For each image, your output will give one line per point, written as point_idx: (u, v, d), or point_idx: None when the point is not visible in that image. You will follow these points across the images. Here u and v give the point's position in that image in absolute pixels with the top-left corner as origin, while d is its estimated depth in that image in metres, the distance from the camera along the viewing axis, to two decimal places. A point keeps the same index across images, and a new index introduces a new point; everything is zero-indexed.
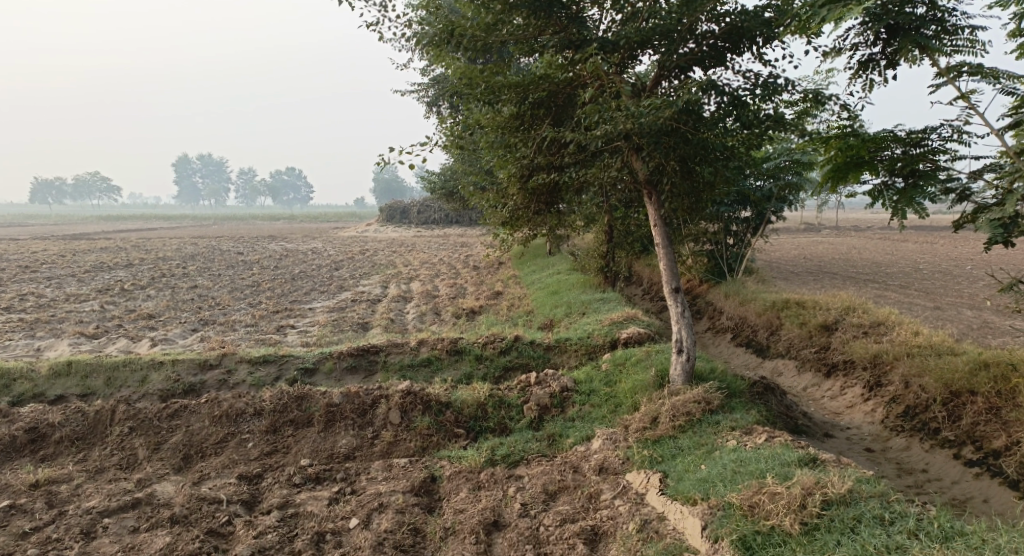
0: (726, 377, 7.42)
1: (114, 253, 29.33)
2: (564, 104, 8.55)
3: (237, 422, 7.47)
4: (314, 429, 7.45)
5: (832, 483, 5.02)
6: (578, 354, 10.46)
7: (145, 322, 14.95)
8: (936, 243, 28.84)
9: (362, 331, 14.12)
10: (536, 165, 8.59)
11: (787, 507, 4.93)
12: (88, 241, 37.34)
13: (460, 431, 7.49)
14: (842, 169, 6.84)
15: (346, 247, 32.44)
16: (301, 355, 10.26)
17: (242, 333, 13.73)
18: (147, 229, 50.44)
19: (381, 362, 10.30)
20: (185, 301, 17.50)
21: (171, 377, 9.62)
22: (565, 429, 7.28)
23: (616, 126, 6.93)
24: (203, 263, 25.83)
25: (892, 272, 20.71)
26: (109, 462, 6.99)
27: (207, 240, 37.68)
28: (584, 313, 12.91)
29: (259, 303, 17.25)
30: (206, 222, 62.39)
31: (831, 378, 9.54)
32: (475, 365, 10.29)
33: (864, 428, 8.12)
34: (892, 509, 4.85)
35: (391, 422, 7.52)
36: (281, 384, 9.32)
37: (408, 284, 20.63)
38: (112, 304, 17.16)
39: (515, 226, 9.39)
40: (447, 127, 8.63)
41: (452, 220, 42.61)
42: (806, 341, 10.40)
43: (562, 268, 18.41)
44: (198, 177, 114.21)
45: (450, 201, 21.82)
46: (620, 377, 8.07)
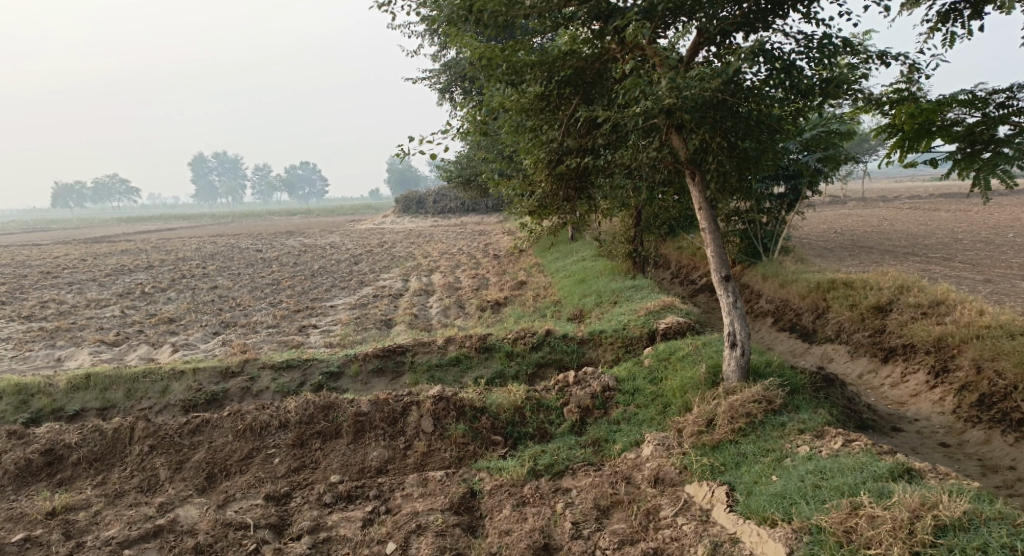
0: (783, 371, 6.88)
1: (132, 255, 29.06)
2: (593, 80, 7.99)
3: (261, 436, 6.99)
4: (342, 442, 6.98)
5: (944, 504, 4.49)
6: (614, 347, 9.94)
7: (164, 326, 14.56)
8: (969, 211, 27.95)
9: (386, 329, 13.66)
10: (566, 149, 8.10)
11: (894, 532, 4.43)
12: (107, 243, 37.26)
13: (497, 439, 7.00)
14: (913, 131, 6.22)
15: (365, 240, 32.02)
16: (325, 358, 9.80)
17: (264, 335, 13.30)
18: (166, 229, 50.44)
19: (408, 363, 9.84)
20: (205, 303, 17.13)
21: (192, 386, 9.18)
22: (611, 434, 6.79)
23: (659, 102, 6.25)
24: (222, 262, 25.46)
25: (932, 243, 19.95)
26: (129, 485, 6.51)
27: (225, 238, 37.40)
28: (616, 302, 12.36)
29: (280, 302, 16.84)
30: (224, 220, 62.35)
31: (889, 363, 9.15)
32: (506, 363, 9.81)
33: (935, 420, 7.79)
34: (1021, 536, 4.32)
35: (424, 431, 7.04)
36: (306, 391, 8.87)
37: (429, 276, 20.16)
38: (131, 309, 16.81)
39: (544, 214, 8.85)
40: (472, 111, 8.04)
41: (470, 208, 42.10)
42: (858, 324, 10.01)
43: (587, 254, 17.85)
44: (214, 174, 114.49)
45: (468, 188, 21.28)
46: (665, 374, 7.55)
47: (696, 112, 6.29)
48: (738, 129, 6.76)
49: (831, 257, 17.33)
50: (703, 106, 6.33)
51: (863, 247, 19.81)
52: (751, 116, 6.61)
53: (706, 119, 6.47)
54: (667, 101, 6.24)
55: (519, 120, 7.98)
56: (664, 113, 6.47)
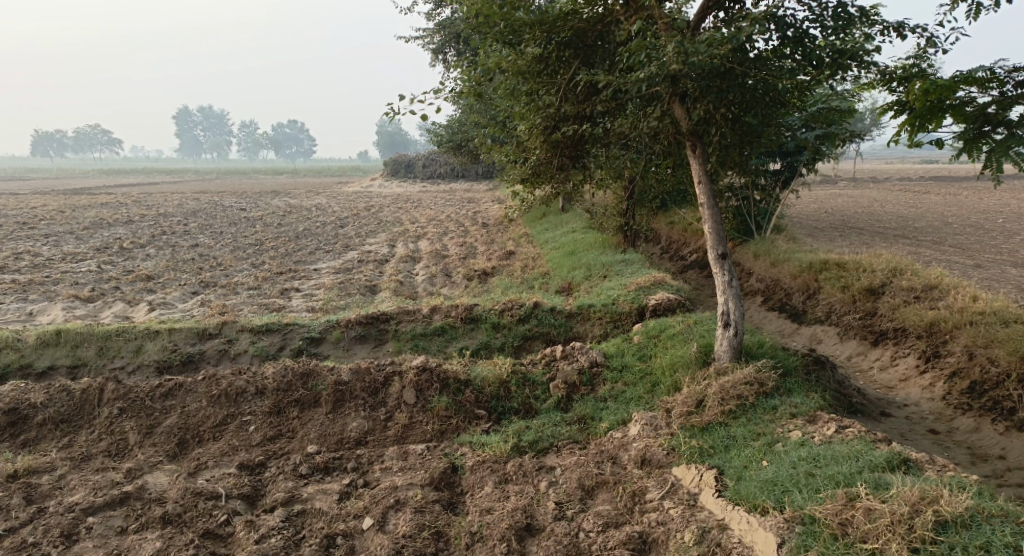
0: (776, 354, 6.73)
1: (114, 210, 28.48)
2: (594, 44, 7.70)
3: (237, 402, 6.76)
4: (321, 411, 6.77)
5: (945, 500, 4.35)
6: (602, 322, 9.75)
7: (142, 284, 14.21)
8: (959, 196, 27.91)
9: (370, 295, 13.41)
10: (562, 115, 7.82)
11: (890, 526, 4.30)
12: (88, 196, 36.55)
13: (481, 413, 6.81)
14: (926, 108, 6.02)
15: (352, 203, 31.58)
16: (306, 323, 9.56)
17: (245, 297, 13.02)
18: (150, 185, 49.67)
19: (392, 331, 9.61)
20: (186, 261, 16.77)
21: (167, 348, 8.91)
22: (598, 412, 6.63)
23: (664, 67, 6.06)
24: (205, 220, 25.00)
25: (922, 226, 19.84)
26: (96, 448, 6.28)
27: (209, 196, 36.73)
28: (605, 276, 12.17)
29: (262, 263, 16.52)
30: (209, 177, 61.46)
31: (878, 347, 9.03)
32: (492, 334, 9.60)
33: (924, 406, 7.67)
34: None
35: (405, 402, 6.84)
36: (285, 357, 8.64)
37: (415, 242, 19.87)
38: (109, 264, 16.42)
39: (537, 183, 8.58)
40: (467, 71, 7.66)
41: (459, 174, 41.65)
42: (849, 306, 9.87)
43: (577, 226, 17.61)
44: (200, 130, 112.77)
45: (458, 154, 20.91)
46: (654, 352, 7.38)
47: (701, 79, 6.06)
48: (743, 100, 6.54)
49: (821, 238, 17.20)
50: (709, 74, 6.10)
51: (853, 228, 19.71)
52: (757, 86, 6.40)
53: (712, 88, 6.23)
54: (672, 66, 6.00)
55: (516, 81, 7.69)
56: (669, 79, 6.24)
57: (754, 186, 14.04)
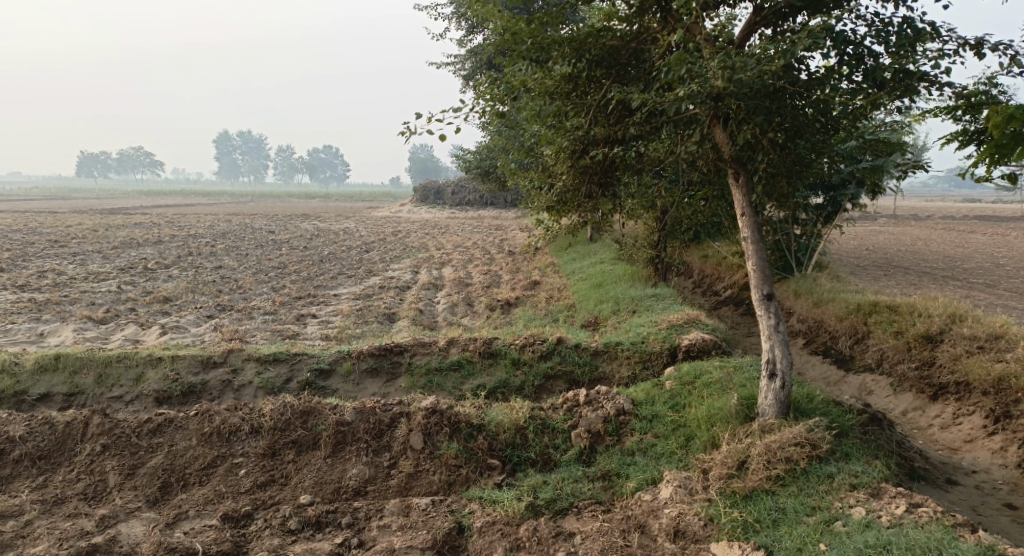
0: (827, 410, 6.06)
1: (144, 229, 28.44)
2: (629, 62, 7.14)
3: (229, 442, 6.21)
4: (319, 455, 6.18)
5: None
6: (630, 362, 9.07)
7: (157, 305, 13.83)
8: (1006, 237, 26.83)
9: (388, 324, 12.86)
10: (592, 138, 7.24)
11: None
12: (122, 215, 36.77)
13: (494, 463, 6.18)
14: (1007, 137, 5.32)
15: (380, 228, 31.29)
16: (315, 354, 9.02)
17: (259, 322, 12.55)
18: (183, 206, 50.08)
19: (405, 365, 9.02)
20: (206, 283, 16.40)
21: (168, 377, 8.41)
22: (624, 468, 5.98)
23: (707, 86, 5.49)
24: (232, 241, 24.81)
25: (970, 267, 18.90)
26: (71, 490, 5.77)
27: (240, 218, 36.76)
28: (635, 312, 11.50)
29: (282, 287, 16.09)
30: (242, 200, 61.95)
31: (937, 402, 8.43)
32: (511, 372, 8.97)
33: (995, 474, 7.13)
34: None
35: (412, 448, 6.23)
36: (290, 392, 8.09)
37: (440, 270, 19.37)
38: (128, 284, 16.11)
39: (562, 211, 7.95)
40: (490, 89, 7.09)
41: (488, 202, 41.38)
42: (903, 353, 9.15)
43: (606, 257, 16.98)
44: (238, 153, 114.52)
45: (486, 181, 20.45)
46: (689, 400, 6.70)
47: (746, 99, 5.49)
48: (794, 124, 5.93)
49: (864, 276, 16.40)
50: (756, 93, 5.54)
51: (898, 267, 18.85)
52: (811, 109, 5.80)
53: (760, 110, 5.64)
54: (715, 84, 5.44)
55: (543, 100, 7.14)
56: (712, 100, 5.67)
57: (794, 221, 13.29)
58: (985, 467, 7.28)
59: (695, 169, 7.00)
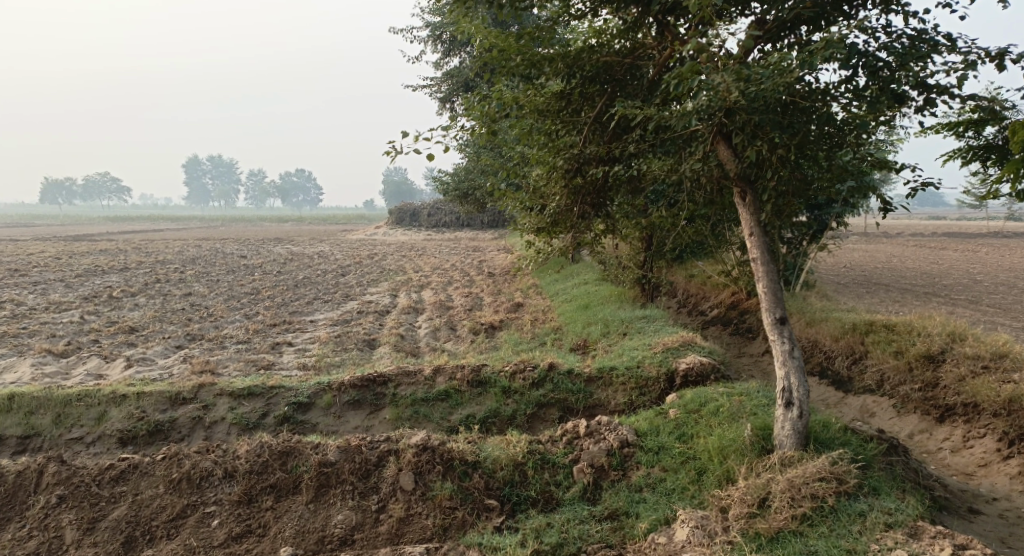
0: (847, 439, 5.71)
1: (109, 256, 27.52)
2: (624, 78, 6.80)
3: (200, 488, 5.72)
4: (301, 499, 5.71)
5: None
6: (626, 388, 8.67)
7: (123, 336, 13.21)
8: (978, 252, 27.02)
9: (368, 350, 12.35)
10: (587, 157, 6.91)
11: None
12: (87, 243, 35.73)
13: (492, 504, 5.73)
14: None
15: (354, 251, 30.68)
16: (293, 387, 8.53)
17: (232, 352, 11.99)
18: (151, 231, 48.91)
19: (389, 396, 8.57)
20: (174, 312, 15.74)
21: (133, 415, 7.89)
22: (633, 507, 5.59)
23: (717, 100, 5.14)
24: (201, 267, 24.06)
25: (950, 283, 18.83)
26: (22, 551, 5.35)
27: (210, 243, 35.88)
28: (626, 334, 11.13)
29: (255, 315, 15.49)
30: (212, 224, 60.89)
31: (945, 424, 8.12)
32: (502, 401, 8.57)
33: (1016, 501, 6.83)
34: None
35: (402, 488, 5.77)
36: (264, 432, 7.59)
37: (419, 293, 18.87)
38: (92, 314, 15.42)
39: (554, 232, 7.50)
40: (480, 104, 6.65)
41: (464, 224, 40.97)
42: (904, 374, 8.83)
43: (589, 278, 16.63)
44: (207, 177, 113.08)
45: (464, 202, 20.03)
46: (696, 429, 6.29)
47: (757, 112, 5.16)
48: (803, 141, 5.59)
49: (849, 293, 16.21)
50: (768, 108, 5.20)
51: (878, 284, 18.76)
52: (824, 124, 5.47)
53: (774, 124, 5.28)
54: (727, 95, 5.09)
55: (536, 117, 6.78)
56: (722, 113, 5.34)
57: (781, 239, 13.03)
58: (1005, 494, 6.98)
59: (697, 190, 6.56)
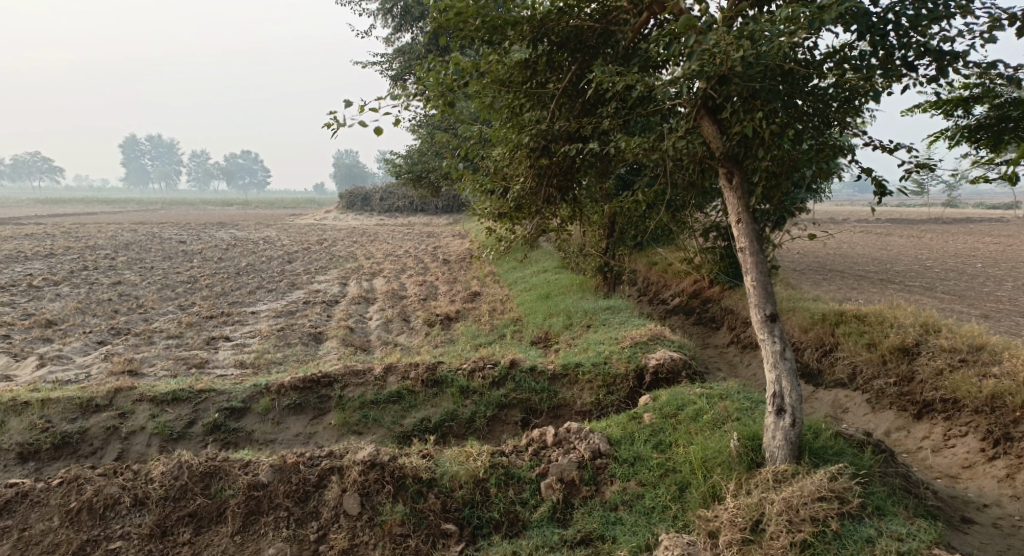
0: (841, 449, 5.10)
1: (39, 242, 25.96)
2: (598, 44, 6.08)
3: (104, 519, 5.17)
4: (226, 530, 5.11)
5: None
6: (592, 387, 8.06)
7: (40, 331, 12.14)
8: (927, 237, 27.20)
9: (314, 344, 11.54)
10: (556, 133, 6.25)
11: None
12: (20, 227, 33.90)
13: (449, 529, 5.08)
14: None
15: (303, 236, 29.51)
16: (225, 390, 7.82)
17: (161, 348, 11.03)
18: (88, 214, 46.77)
19: (335, 399, 7.91)
20: (102, 302, 14.65)
21: (36, 426, 7.21)
22: (609, 529, 4.96)
23: (712, 67, 4.46)
24: (137, 253, 22.76)
25: (905, 270, 18.63)
26: None
27: (151, 227, 34.27)
28: (589, 326, 10.54)
29: (191, 305, 14.49)
30: (153, 207, 58.54)
31: (923, 421, 7.59)
32: (459, 403, 7.96)
33: (1009, 507, 6.34)
34: None
35: (345, 513, 5.12)
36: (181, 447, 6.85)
37: (370, 281, 18.00)
38: (9, 305, 14.24)
39: (517, 218, 6.89)
40: (434, 71, 5.90)
41: (418, 208, 39.94)
42: (877, 368, 8.25)
43: (548, 267, 16.03)
44: (149, 160, 109.22)
45: (417, 186, 19.18)
46: (675, 436, 5.61)
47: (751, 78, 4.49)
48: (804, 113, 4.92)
49: (809, 281, 15.84)
50: (770, 73, 4.55)
51: (838, 270, 18.46)
52: (829, 94, 4.81)
53: (774, 92, 4.62)
54: (724, 60, 4.44)
55: (499, 86, 6.08)
56: (716, 82, 4.63)
57: None
58: (994, 500, 6.50)
59: (679, 171, 5.75)
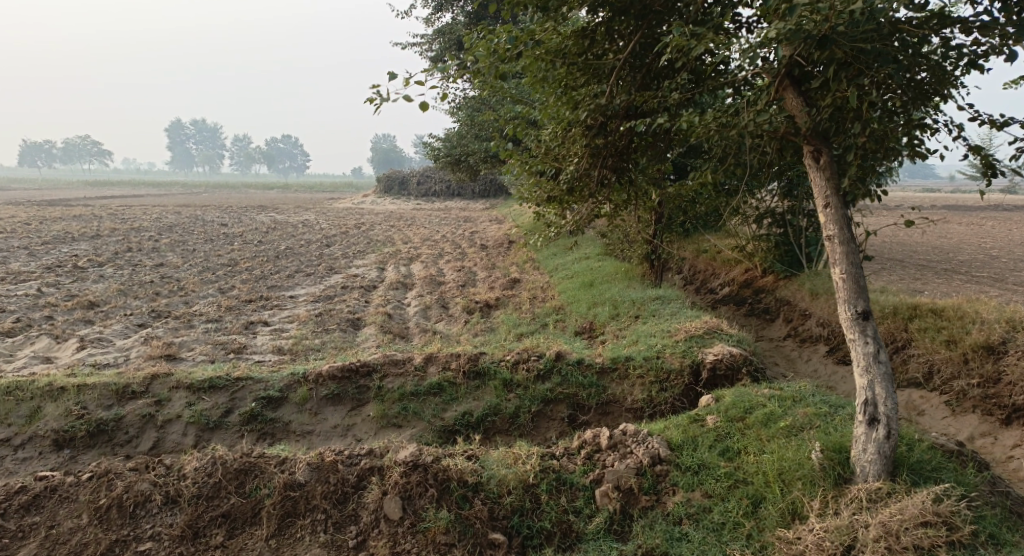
0: (938, 464, 4.61)
1: (83, 223, 26.18)
2: (663, 10, 5.50)
3: (134, 518, 4.94)
4: (260, 533, 4.84)
5: None
6: (644, 382, 7.63)
7: (81, 312, 12.02)
8: (985, 225, 26.06)
9: (352, 331, 11.26)
10: (615, 109, 5.79)
11: None
12: (65, 207, 34.33)
13: (497, 538, 4.73)
14: None
15: (341, 220, 29.38)
16: (263, 378, 7.55)
17: (199, 332, 10.82)
18: (130, 196, 47.28)
19: (374, 390, 7.60)
20: (142, 284, 14.54)
21: (71, 412, 6.99)
22: (674, 546, 4.55)
23: (812, 25, 3.94)
24: (178, 236, 22.77)
25: (966, 260, 17.77)
26: None
27: (192, 210, 34.47)
28: (638, 317, 10.09)
29: (230, 288, 14.33)
30: (194, 190, 59.13)
31: (1012, 427, 7.01)
32: (503, 396, 7.59)
33: None
34: None
35: (386, 518, 4.81)
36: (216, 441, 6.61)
37: (408, 266, 17.70)
38: (51, 286, 14.18)
39: (567, 201, 6.48)
40: (485, 40, 5.41)
41: (455, 193, 39.68)
42: (958, 367, 7.68)
43: (590, 253, 15.55)
44: (192, 143, 110.66)
45: (456, 170, 18.80)
46: (741, 444, 5.18)
47: (856, 43, 4.02)
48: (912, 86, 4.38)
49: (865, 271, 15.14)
50: (881, 36, 4.04)
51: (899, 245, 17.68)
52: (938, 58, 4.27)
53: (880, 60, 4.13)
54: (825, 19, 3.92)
55: (556, 57, 5.66)
56: (814, 45, 4.12)
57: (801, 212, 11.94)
58: None
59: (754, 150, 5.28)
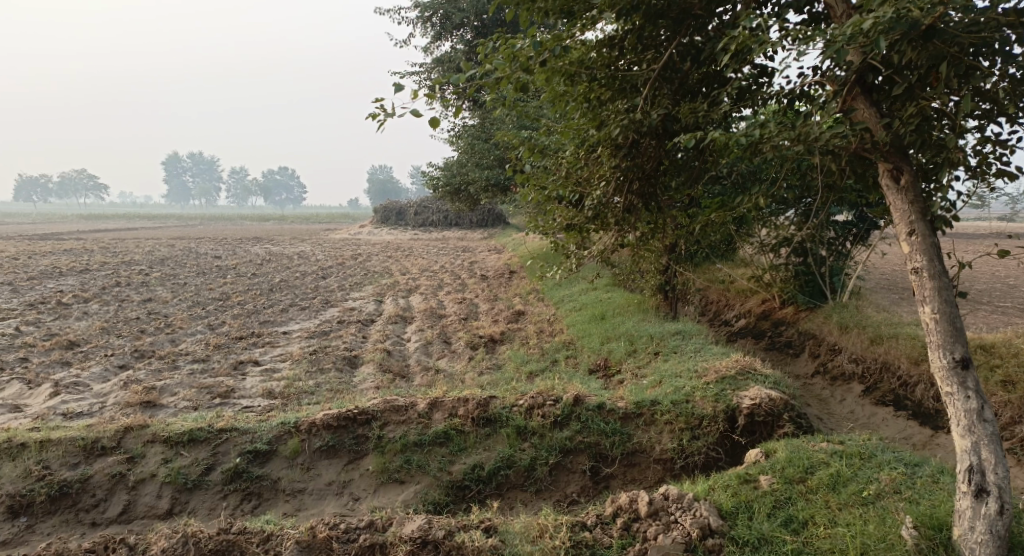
0: None
1: (74, 256, 25.50)
2: (703, 14, 4.87)
3: None
4: None
5: None
6: (673, 430, 6.86)
7: (59, 353, 11.25)
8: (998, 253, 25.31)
9: (349, 370, 10.51)
10: (650, 127, 5.13)
11: None
12: (56, 241, 33.62)
13: None
14: None
15: (337, 251, 28.68)
16: (249, 430, 6.80)
17: (184, 374, 10.03)
18: (125, 229, 46.72)
19: (373, 440, 6.83)
20: (128, 321, 13.80)
21: (32, 473, 6.25)
22: None
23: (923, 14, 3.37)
24: (170, 269, 22.04)
25: (989, 288, 17.01)
26: None
27: (187, 242, 33.75)
28: (657, 354, 9.34)
29: (220, 324, 13.58)
30: (189, 222, 58.57)
31: None
32: (517, 447, 6.83)
33: None
34: None
35: None
36: (187, 519, 5.88)
37: (408, 299, 16.96)
38: (31, 324, 13.41)
39: (587, 230, 5.86)
40: (504, 46, 4.74)
41: (452, 223, 39.04)
42: (1018, 411, 6.88)
43: (599, 284, 14.84)
44: (188, 176, 110.42)
45: (455, 199, 18.15)
46: (807, 512, 4.49)
47: (966, 34, 3.47)
48: (1006, 93, 3.82)
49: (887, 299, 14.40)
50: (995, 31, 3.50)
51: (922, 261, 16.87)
52: None
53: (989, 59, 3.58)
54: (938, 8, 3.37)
55: (584, 68, 5.01)
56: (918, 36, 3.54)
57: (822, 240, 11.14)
58: None
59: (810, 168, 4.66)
